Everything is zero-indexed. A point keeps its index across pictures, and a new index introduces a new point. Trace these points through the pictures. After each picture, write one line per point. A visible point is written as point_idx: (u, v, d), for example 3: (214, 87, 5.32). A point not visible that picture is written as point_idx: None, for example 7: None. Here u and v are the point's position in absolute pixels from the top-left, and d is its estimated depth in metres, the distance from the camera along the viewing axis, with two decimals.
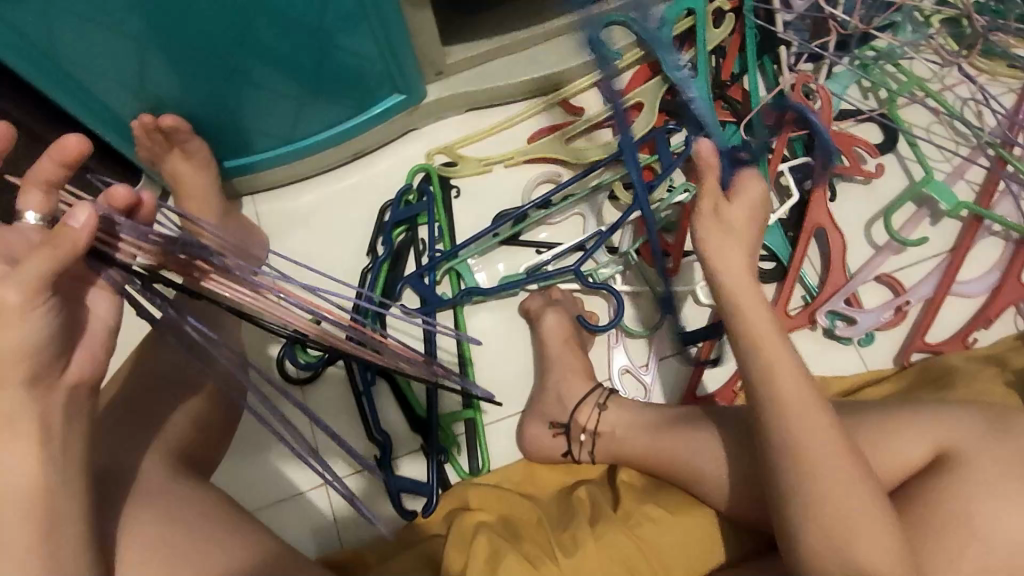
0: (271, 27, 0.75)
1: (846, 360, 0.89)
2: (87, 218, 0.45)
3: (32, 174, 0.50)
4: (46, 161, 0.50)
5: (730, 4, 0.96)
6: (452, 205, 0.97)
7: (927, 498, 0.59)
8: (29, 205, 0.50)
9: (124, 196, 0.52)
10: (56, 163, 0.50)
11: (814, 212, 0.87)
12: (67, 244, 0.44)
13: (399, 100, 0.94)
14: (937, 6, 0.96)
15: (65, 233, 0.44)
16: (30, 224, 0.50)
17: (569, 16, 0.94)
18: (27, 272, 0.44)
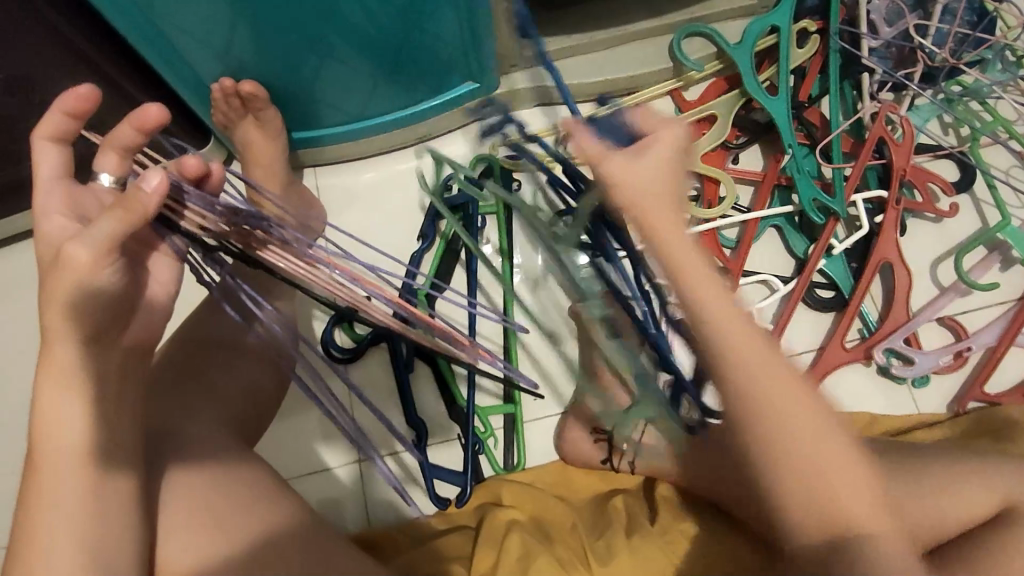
0: (362, 7, 0.75)
1: (897, 400, 0.87)
2: (158, 184, 0.46)
3: (114, 139, 0.53)
4: (126, 127, 0.53)
5: (816, 25, 0.95)
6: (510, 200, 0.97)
7: (981, 548, 0.59)
8: (104, 167, 0.54)
9: (193, 166, 0.55)
10: (134, 129, 0.53)
11: (882, 245, 0.85)
12: (139, 209, 0.46)
13: (472, 87, 0.93)
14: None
15: (137, 196, 0.46)
16: (103, 186, 0.54)
17: (652, 21, 0.93)
18: (98, 234, 0.46)
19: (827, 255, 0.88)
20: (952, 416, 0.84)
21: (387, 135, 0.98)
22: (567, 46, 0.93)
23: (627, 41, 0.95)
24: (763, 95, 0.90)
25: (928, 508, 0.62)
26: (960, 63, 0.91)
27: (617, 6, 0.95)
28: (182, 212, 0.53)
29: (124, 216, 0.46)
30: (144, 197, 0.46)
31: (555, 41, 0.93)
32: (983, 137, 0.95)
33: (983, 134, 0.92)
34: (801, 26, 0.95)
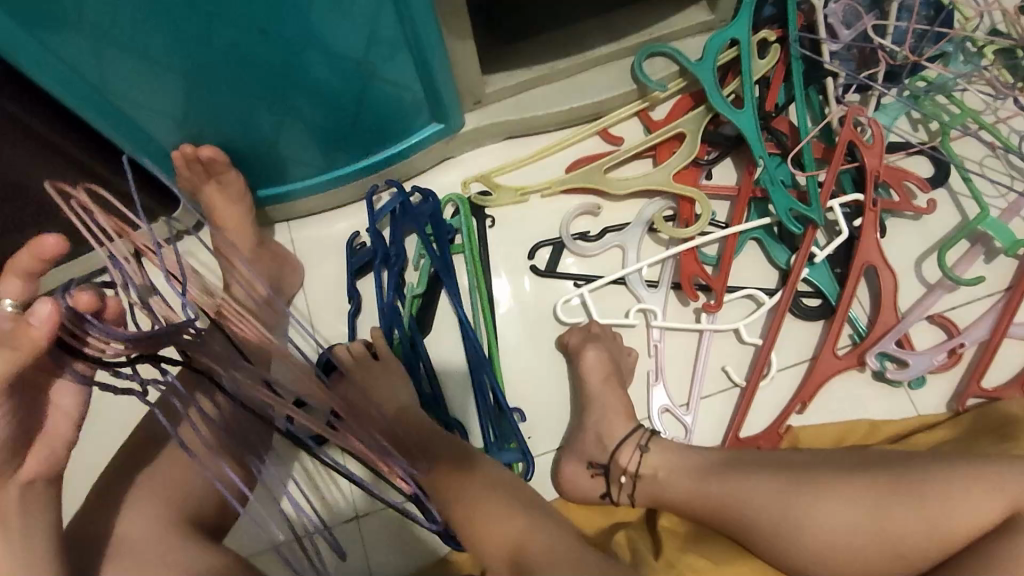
0: (319, 62, 0.75)
1: (895, 404, 0.85)
2: (49, 313, 0.42)
3: (15, 262, 0.48)
4: (21, 253, 0.48)
5: (775, 34, 0.95)
6: (486, 235, 0.95)
7: (993, 558, 0.58)
8: (5, 293, 0.47)
9: (88, 299, 0.45)
10: (36, 256, 0.48)
11: (864, 249, 0.84)
12: (26, 344, 0.43)
13: (438, 128, 0.93)
14: (991, 37, 0.94)
15: (25, 331, 0.42)
16: None
17: (612, 45, 0.93)
18: None
19: (811, 263, 0.87)
20: (952, 415, 0.83)
21: (358, 183, 0.97)
22: (529, 78, 0.93)
23: (589, 67, 0.95)
24: (728, 109, 0.90)
25: (934, 521, 0.61)
26: (921, 59, 0.91)
27: (576, 33, 0.95)
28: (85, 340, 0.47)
29: (12, 355, 0.43)
30: (34, 330, 0.42)
31: (516, 74, 0.92)
32: (954, 130, 0.94)
33: (953, 127, 0.92)
34: (761, 37, 0.95)
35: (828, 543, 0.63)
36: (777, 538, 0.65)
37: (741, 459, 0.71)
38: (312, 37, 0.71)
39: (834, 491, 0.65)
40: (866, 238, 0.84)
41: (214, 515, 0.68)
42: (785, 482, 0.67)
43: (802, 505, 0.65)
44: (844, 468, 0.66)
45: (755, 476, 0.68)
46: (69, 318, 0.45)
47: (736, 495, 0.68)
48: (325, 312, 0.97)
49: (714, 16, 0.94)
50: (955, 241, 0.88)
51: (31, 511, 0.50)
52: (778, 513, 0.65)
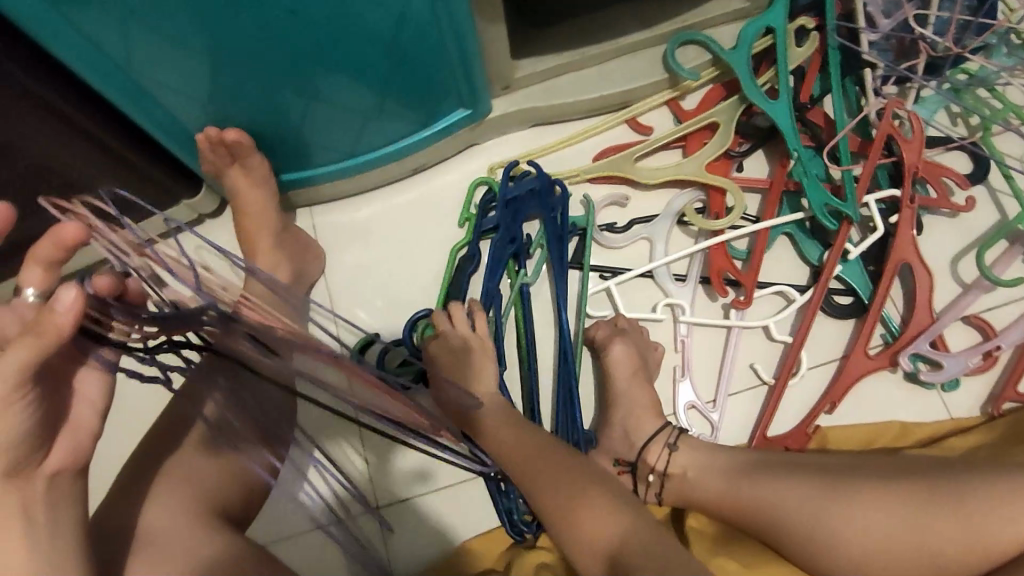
0: (346, 42, 0.73)
1: (927, 406, 0.84)
2: (73, 301, 0.41)
3: (35, 251, 0.47)
4: (42, 241, 0.46)
5: (813, 23, 0.93)
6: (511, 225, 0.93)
7: None
8: (29, 282, 0.48)
9: (106, 284, 0.46)
10: (58, 243, 0.46)
11: (900, 247, 0.82)
12: (51, 331, 0.41)
13: (465, 114, 0.91)
14: None
15: (51, 318, 0.41)
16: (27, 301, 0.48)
17: (644, 31, 0.91)
18: (8, 366, 0.41)
19: (844, 260, 0.85)
20: (986, 419, 0.81)
21: (382, 169, 0.96)
22: (557, 64, 0.90)
23: (621, 54, 0.92)
24: (763, 99, 0.88)
25: (973, 531, 0.59)
26: (965, 51, 0.88)
27: (607, 18, 0.92)
28: (108, 324, 0.47)
29: (36, 343, 0.41)
30: (59, 316, 0.41)
31: (545, 60, 0.90)
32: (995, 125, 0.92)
33: (994, 122, 0.89)
34: (798, 25, 0.93)
35: (864, 550, 0.62)
36: (811, 543, 0.64)
37: (774, 460, 0.69)
38: (340, 16, 0.69)
39: (872, 496, 0.63)
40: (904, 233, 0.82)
41: (239, 506, 0.68)
42: (820, 486, 0.65)
43: (838, 510, 0.63)
44: (881, 473, 0.65)
45: (788, 479, 0.67)
46: (94, 304, 0.45)
47: (768, 497, 0.67)
48: (347, 299, 0.96)
49: (750, 2, 0.91)
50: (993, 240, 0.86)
51: (61, 503, 0.49)
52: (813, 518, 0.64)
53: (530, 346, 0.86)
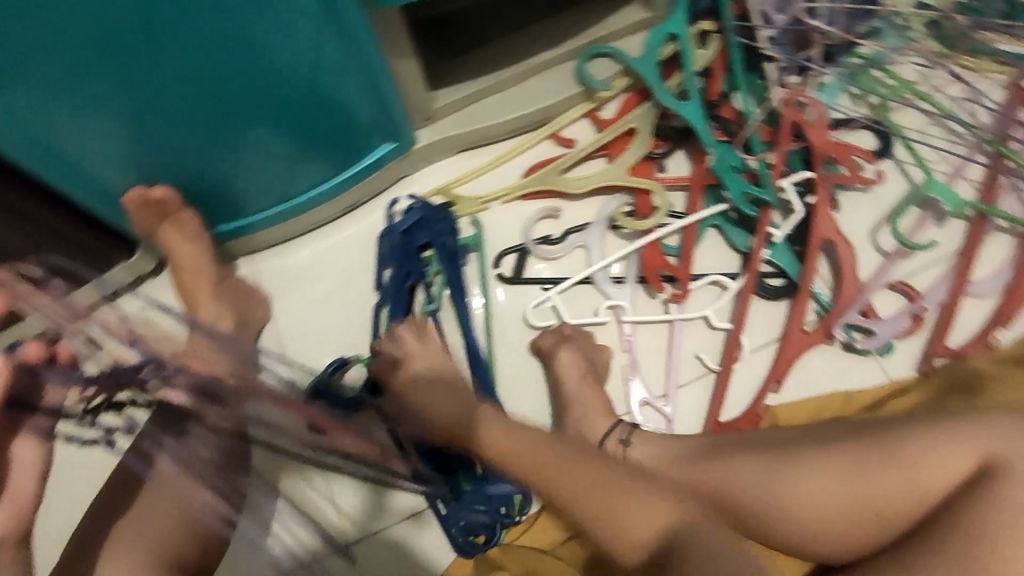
0: (261, 87, 0.74)
1: (867, 373, 0.87)
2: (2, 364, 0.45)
3: None
4: None
5: (713, 25, 0.98)
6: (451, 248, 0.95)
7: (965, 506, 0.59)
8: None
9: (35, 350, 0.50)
10: None
11: (821, 227, 0.86)
12: None
13: (390, 147, 0.93)
14: (918, 10, 0.97)
15: None
16: None
17: (554, 50, 0.94)
18: None
19: (770, 244, 0.88)
20: (921, 378, 0.85)
21: (316, 211, 0.97)
22: (474, 89, 0.93)
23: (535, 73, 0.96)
24: (673, 102, 0.92)
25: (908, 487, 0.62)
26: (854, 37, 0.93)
27: (517, 41, 0.96)
28: (41, 392, 0.50)
29: None
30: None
31: (462, 87, 0.93)
32: (893, 102, 0.97)
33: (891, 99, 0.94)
34: (699, 29, 0.98)
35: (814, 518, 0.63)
36: (764, 511, 0.66)
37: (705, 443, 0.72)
38: (249, 62, 0.70)
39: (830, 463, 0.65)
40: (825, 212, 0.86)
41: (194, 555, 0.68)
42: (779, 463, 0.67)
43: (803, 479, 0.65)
44: (825, 439, 0.67)
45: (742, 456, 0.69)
46: (18, 377, 0.48)
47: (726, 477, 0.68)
48: (297, 341, 0.96)
49: (650, 13, 0.96)
50: (904, 208, 0.91)
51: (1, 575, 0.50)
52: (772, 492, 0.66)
53: (477, 365, 0.87)
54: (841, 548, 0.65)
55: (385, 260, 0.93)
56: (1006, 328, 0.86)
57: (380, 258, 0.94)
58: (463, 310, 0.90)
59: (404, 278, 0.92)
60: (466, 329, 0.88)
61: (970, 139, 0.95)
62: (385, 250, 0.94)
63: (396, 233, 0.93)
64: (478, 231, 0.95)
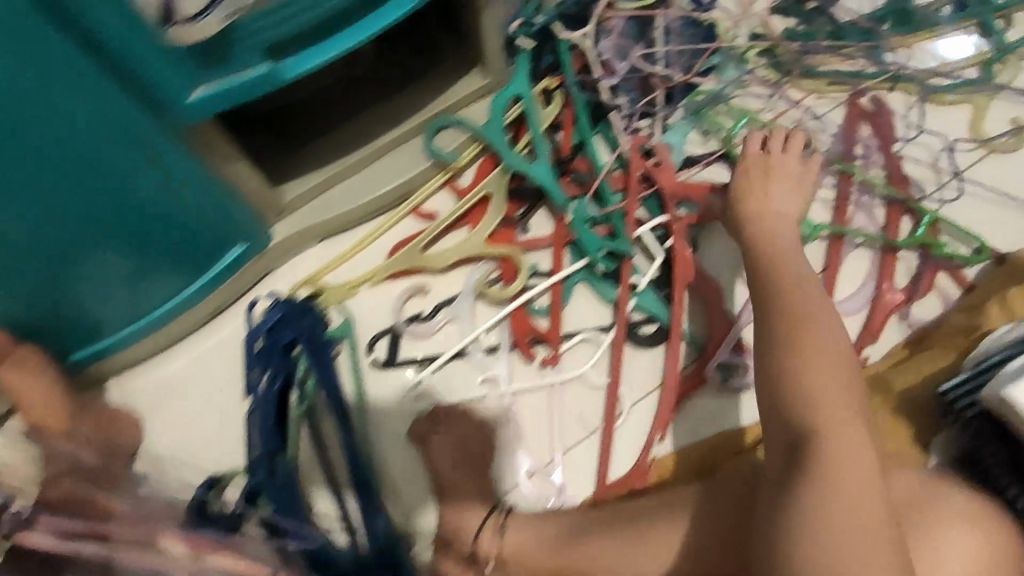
0: (70, 216, 0.72)
1: (748, 408, 0.86)
2: None
3: None
4: None
5: (555, 82, 1.00)
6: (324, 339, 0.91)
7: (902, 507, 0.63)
8: None
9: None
10: None
11: (682, 268, 0.86)
12: None
13: (243, 248, 0.91)
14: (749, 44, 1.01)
15: None
16: None
17: (399, 128, 0.94)
18: None
19: (635, 293, 0.89)
20: None
21: (177, 321, 0.94)
22: (323, 178, 0.92)
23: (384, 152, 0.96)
24: (523, 163, 0.92)
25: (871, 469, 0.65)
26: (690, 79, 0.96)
27: (361, 123, 0.95)
28: None
29: None
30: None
31: (310, 178, 0.92)
32: (739, 133, 1.00)
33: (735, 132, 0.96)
34: (542, 87, 1.00)
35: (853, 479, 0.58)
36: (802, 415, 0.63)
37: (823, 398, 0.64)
38: (47, 196, 0.68)
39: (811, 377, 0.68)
40: (765, 205, 0.85)
41: None
42: (849, 428, 0.62)
43: (854, 448, 0.61)
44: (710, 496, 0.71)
45: (827, 415, 0.63)
46: None
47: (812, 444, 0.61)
48: (174, 461, 0.92)
49: (488, 78, 0.95)
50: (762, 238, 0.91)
51: None
52: (836, 454, 0.60)
53: (357, 462, 0.84)
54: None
55: (255, 364, 0.88)
56: (875, 343, 0.87)
57: (248, 363, 0.89)
58: (338, 408, 0.86)
59: (275, 381, 0.86)
60: (343, 429, 0.85)
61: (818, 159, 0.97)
62: (254, 354, 0.89)
63: (266, 337, 0.89)
64: (346, 320, 0.92)
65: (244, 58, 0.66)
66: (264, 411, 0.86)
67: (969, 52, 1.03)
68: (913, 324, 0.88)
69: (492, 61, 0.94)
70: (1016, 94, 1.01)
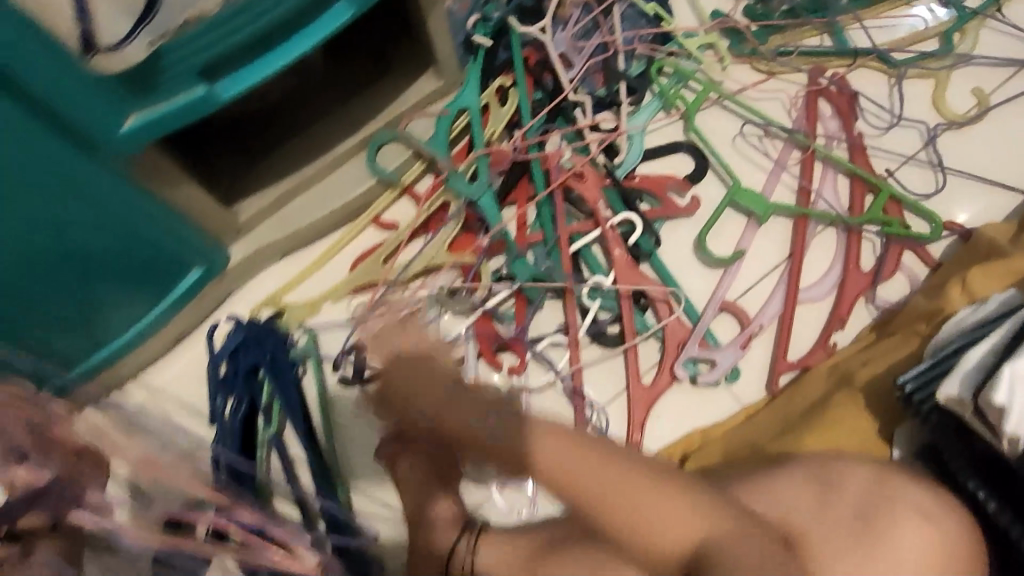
0: (21, 252, 0.70)
1: (719, 403, 0.86)
2: None
3: None
4: None
5: (510, 80, 0.99)
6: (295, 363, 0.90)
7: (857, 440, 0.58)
8: None
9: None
10: None
11: (625, 273, 0.86)
12: None
13: (201, 273, 0.89)
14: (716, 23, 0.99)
15: None
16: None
17: (355, 138, 0.92)
18: None
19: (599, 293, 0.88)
20: (769, 398, 0.84)
21: (137, 352, 0.92)
22: (281, 192, 0.91)
23: (342, 162, 0.94)
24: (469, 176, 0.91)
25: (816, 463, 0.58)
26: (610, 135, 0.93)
27: (315, 134, 0.94)
28: None
29: None
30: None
31: (267, 194, 0.91)
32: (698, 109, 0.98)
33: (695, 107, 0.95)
34: (498, 85, 0.98)
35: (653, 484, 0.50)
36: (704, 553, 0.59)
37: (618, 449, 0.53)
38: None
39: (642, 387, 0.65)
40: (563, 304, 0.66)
41: None
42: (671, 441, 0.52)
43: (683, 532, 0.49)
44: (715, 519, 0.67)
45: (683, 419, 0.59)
46: None
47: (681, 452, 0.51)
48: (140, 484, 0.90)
49: (443, 80, 0.94)
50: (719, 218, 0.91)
51: None
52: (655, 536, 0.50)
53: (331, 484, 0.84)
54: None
55: (222, 389, 0.87)
56: (843, 328, 0.86)
57: (211, 389, 0.88)
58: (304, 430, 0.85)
59: (238, 407, 0.85)
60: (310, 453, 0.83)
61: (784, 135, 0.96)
62: (218, 380, 0.87)
63: (235, 363, 0.87)
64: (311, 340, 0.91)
65: (173, 85, 0.64)
66: (230, 431, 0.84)
67: (925, 25, 1.00)
68: (881, 306, 0.87)
69: (444, 62, 0.92)
70: (976, 63, 1.00)
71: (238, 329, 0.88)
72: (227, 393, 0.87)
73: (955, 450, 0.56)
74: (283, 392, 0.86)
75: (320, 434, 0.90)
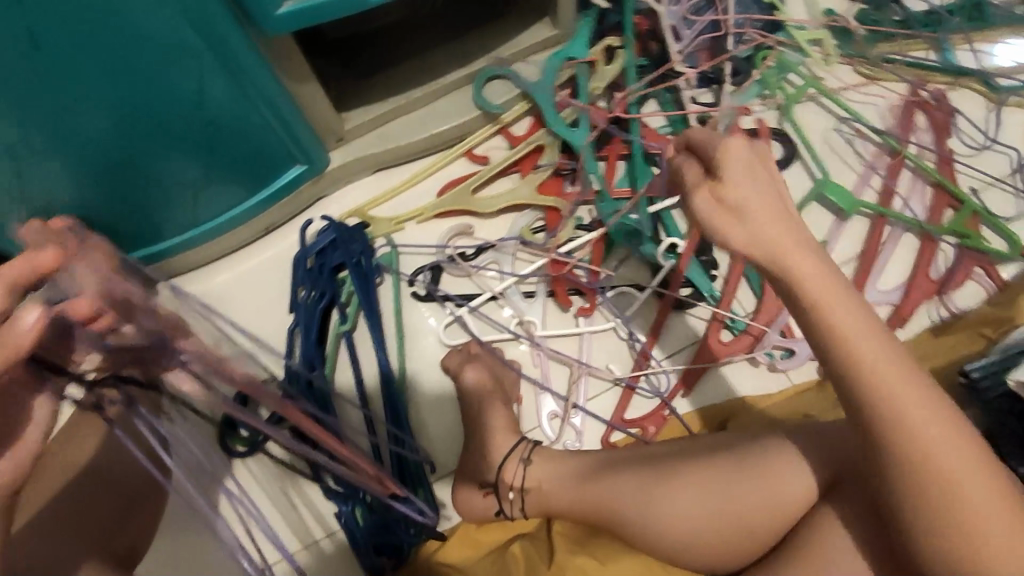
0: (164, 115, 0.76)
1: (771, 381, 0.92)
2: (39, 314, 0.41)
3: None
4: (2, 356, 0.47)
5: (618, 40, 1.00)
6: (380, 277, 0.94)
7: None
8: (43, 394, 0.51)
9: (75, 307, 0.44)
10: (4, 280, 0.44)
11: (748, 243, 0.89)
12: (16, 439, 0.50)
13: (302, 169, 0.93)
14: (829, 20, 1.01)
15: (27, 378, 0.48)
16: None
17: (465, 70, 0.96)
18: None
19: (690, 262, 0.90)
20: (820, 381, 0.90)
21: (228, 235, 0.97)
22: (388, 108, 0.95)
23: (448, 91, 0.98)
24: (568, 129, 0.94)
25: None
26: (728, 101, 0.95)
27: (428, 60, 0.97)
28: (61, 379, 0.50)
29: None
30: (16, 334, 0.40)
31: (374, 108, 0.95)
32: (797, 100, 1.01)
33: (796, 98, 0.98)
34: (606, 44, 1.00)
35: None
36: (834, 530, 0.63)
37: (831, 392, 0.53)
38: (146, 94, 0.72)
39: None
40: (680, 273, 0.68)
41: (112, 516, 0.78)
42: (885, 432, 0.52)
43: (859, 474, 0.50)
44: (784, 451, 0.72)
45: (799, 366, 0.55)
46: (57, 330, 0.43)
47: (900, 448, 0.52)
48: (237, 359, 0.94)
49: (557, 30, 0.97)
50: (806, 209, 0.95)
51: None
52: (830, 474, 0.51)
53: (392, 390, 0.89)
54: (701, 554, 0.67)
55: (305, 278, 0.92)
56: (905, 326, 0.89)
57: (295, 279, 0.93)
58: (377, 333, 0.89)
59: (316, 300, 0.90)
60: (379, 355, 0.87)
61: (876, 139, 0.99)
62: (304, 271, 0.92)
63: (321, 258, 0.92)
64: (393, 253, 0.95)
65: None
66: (307, 322, 0.90)
67: None
68: (951, 311, 0.90)
69: (562, 12, 0.95)
70: None
71: (329, 225, 0.92)
72: (308, 286, 0.92)
73: (1013, 435, 0.63)
74: (362, 292, 0.90)
75: (389, 340, 0.95)
